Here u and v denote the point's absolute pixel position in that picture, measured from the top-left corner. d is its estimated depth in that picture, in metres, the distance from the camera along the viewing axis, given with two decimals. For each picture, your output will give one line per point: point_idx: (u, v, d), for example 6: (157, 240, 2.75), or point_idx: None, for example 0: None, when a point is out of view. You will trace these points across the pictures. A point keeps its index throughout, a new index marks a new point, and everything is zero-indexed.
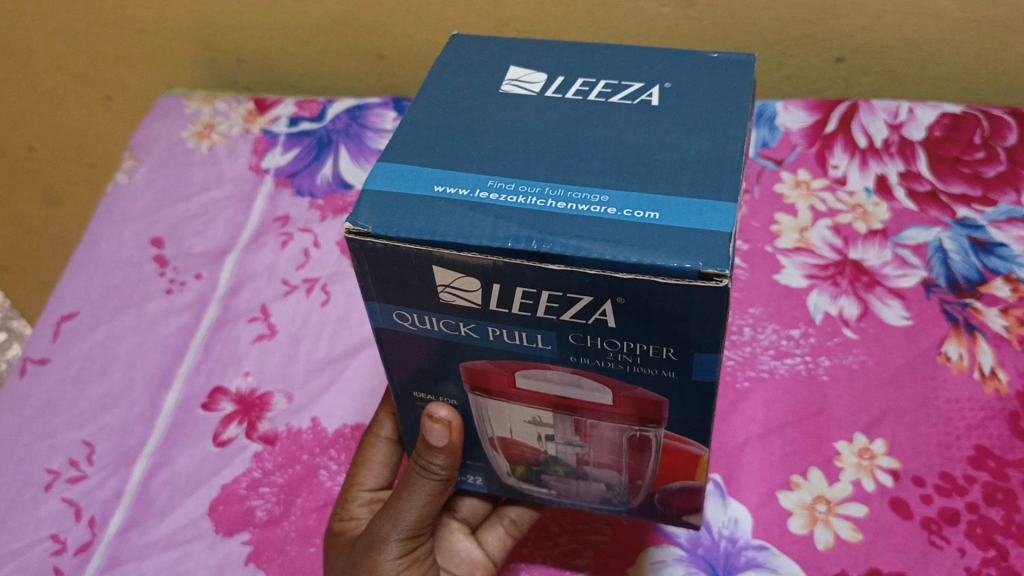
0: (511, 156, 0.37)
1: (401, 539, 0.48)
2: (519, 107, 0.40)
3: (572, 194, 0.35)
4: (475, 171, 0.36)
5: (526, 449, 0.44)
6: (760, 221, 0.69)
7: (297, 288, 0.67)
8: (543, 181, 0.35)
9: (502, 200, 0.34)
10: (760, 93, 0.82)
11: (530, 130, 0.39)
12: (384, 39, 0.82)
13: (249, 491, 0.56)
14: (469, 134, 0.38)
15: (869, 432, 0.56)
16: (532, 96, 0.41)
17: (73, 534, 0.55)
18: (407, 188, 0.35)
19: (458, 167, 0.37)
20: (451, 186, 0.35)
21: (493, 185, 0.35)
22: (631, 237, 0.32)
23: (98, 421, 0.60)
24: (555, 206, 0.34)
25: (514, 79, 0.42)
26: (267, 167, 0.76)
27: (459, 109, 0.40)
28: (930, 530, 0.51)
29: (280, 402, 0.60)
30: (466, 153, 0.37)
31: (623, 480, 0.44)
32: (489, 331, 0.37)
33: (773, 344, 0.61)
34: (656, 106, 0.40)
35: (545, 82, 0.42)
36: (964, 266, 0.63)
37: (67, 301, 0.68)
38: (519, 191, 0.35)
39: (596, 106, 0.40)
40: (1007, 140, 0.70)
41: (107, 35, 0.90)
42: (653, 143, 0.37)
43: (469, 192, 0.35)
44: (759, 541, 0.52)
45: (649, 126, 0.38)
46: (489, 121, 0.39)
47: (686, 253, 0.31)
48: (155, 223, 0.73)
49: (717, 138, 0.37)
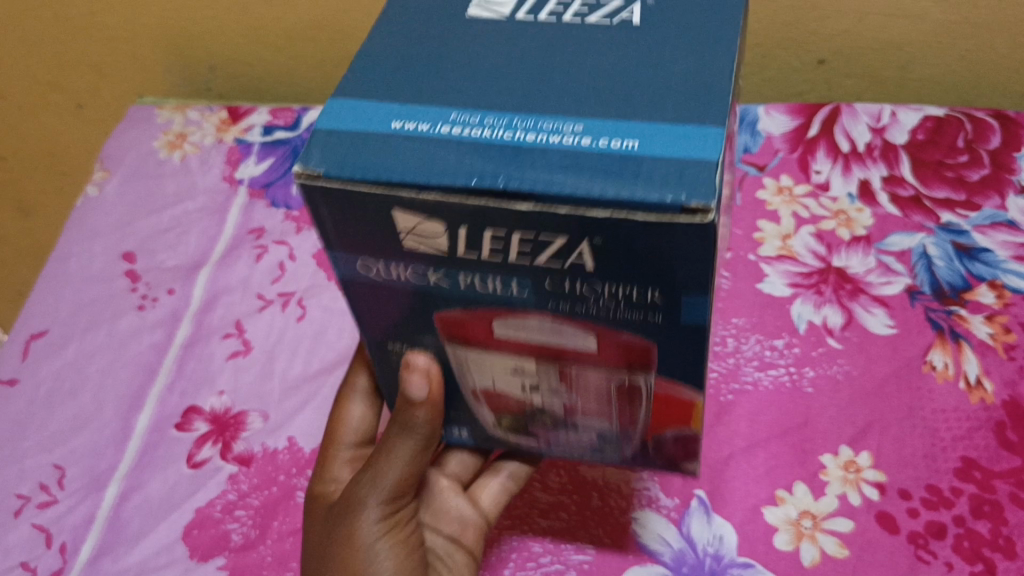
0: (479, 85, 0.34)
1: (380, 503, 0.45)
2: (490, 34, 0.37)
3: (543, 122, 0.32)
4: (439, 104, 0.34)
5: (512, 399, 0.43)
6: (742, 228, 0.68)
7: (272, 302, 0.65)
8: (512, 111, 0.33)
9: (466, 135, 0.32)
10: (743, 96, 0.81)
11: (501, 58, 0.36)
12: (359, 44, 0.81)
13: (223, 515, 0.54)
14: (433, 66, 0.36)
15: (854, 444, 0.55)
16: (502, 20, 0.38)
17: (44, 561, 0.54)
18: (362, 126, 0.33)
19: (419, 102, 0.34)
20: (411, 123, 0.33)
21: (457, 119, 0.33)
22: (607, 168, 0.30)
23: (69, 444, 0.59)
24: (524, 138, 0.32)
25: (482, 3, 0.39)
26: (241, 178, 0.75)
27: (426, 39, 0.37)
28: (917, 544, 0.50)
29: (256, 421, 0.59)
30: (429, 86, 0.35)
31: (614, 429, 0.43)
32: (461, 278, 0.35)
33: (756, 355, 0.60)
34: (638, 25, 0.37)
35: (516, 3, 0.39)
36: (948, 272, 0.63)
37: (36, 320, 0.66)
38: (485, 124, 0.32)
39: (574, 29, 0.37)
40: (990, 143, 0.69)
41: (74, 42, 0.88)
42: (635, 66, 0.34)
43: (429, 128, 0.33)
44: (744, 558, 0.51)
45: (630, 49, 0.35)
46: (462, 50, 0.37)
47: (665, 183, 0.29)
48: (126, 237, 0.72)
49: (703, 59, 0.34)
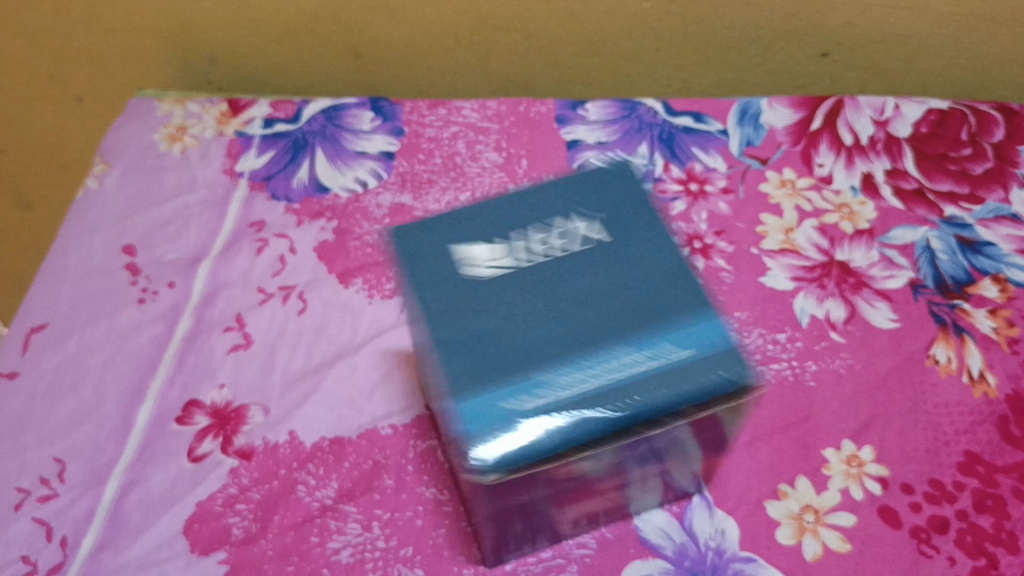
0: (528, 330, 0.42)
1: None
2: (505, 279, 0.45)
3: (612, 351, 0.42)
4: (530, 372, 0.41)
5: (573, 478, 0.44)
6: (745, 221, 0.67)
7: (272, 296, 0.65)
8: (581, 355, 0.42)
9: (568, 394, 0.40)
10: (745, 89, 0.81)
11: (531, 298, 0.44)
12: (360, 37, 0.81)
13: (225, 508, 0.54)
14: (482, 320, 0.43)
15: (857, 438, 0.55)
16: (505, 268, 0.45)
17: (44, 555, 0.53)
18: (493, 421, 0.39)
19: (514, 374, 0.41)
20: (523, 399, 0.40)
21: (549, 382, 0.41)
22: (678, 380, 0.41)
23: (69, 438, 0.59)
24: (610, 378, 0.41)
25: (476, 257, 0.46)
26: (242, 171, 0.75)
27: (448, 297, 0.44)
28: (920, 538, 0.50)
29: (256, 415, 0.59)
30: (499, 344, 0.42)
31: (649, 453, 0.46)
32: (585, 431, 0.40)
33: (759, 348, 0.60)
34: (594, 234, 0.47)
35: (502, 247, 0.46)
36: (951, 265, 0.62)
37: (36, 313, 0.66)
38: (571, 373, 0.41)
39: (561, 259, 0.46)
40: (993, 136, 0.70)
41: (74, 33, 0.87)
42: (622, 277, 0.44)
43: (544, 400, 0.40)
44: (746, 552, 0.51)
45: (611, 259, 0.45)
46: (485, 305, 0.44)
47: (723, 364, 0.41)
48: (127, 230, 0.71)
49: (653, 249, 0.46)
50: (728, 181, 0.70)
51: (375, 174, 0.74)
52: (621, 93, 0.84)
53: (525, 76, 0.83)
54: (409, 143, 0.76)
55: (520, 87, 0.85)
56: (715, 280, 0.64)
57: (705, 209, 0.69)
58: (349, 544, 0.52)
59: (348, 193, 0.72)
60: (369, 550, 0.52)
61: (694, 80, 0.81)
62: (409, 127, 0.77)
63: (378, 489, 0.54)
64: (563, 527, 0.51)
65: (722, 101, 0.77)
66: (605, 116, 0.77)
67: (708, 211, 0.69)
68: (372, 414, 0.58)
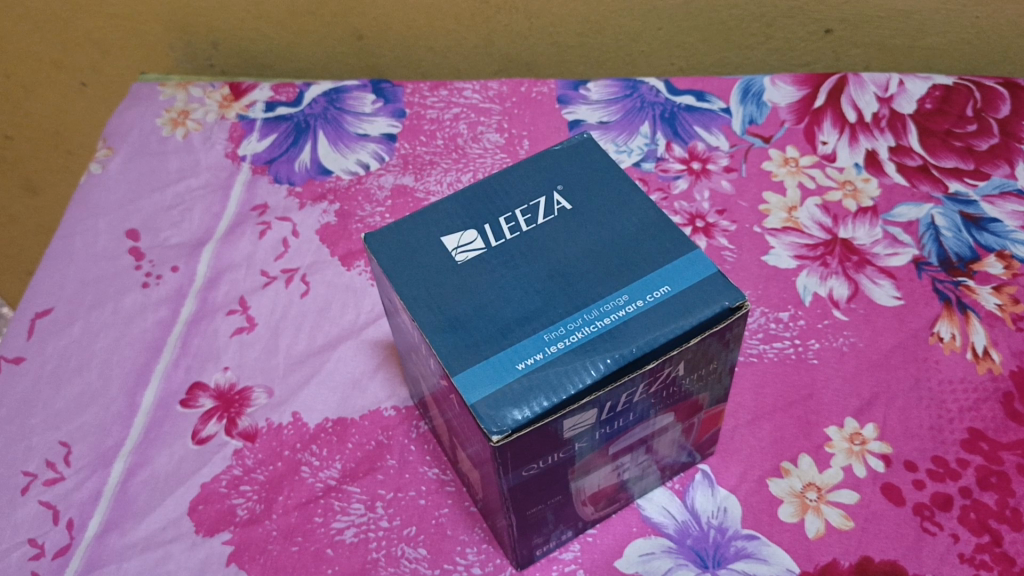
0: (517, 299, 0.43)
1: None
2: (492, 259, 0.45)
3: (601, 305, 0.42)
4: (525, 336, 0.41)
5: (582, 465, 0.45)
6: (747, 200, 0.67)
7: (276, 279, 0.66)
8: (573, 313, 0.42)
9: (568, 344, 0.41)
10: (750, 65, 0.81)
11: (520, 272, 0.44)
12: (362, 18, 0.80)
13: (229, 490, 0.54)
14: (471, 299, 0.43)
15: (860, 416, 0.55)
16: (488, 249, 0.45)
17: (51, 537, 0.53)
18: (498, 382, 0.39)
19: (510, 338, 0.41)
20: (524, 358, 0.40)
21: (550, 339, 0.41)
22: (671, 313, 0.41)
23: (76, 421, 0.59)
24: (604, 325, 0.41)
25: (457, 245, 0.46)
26: (244, 154, 0.75)
27: (436, 281, 0.44)
28: (923, 516, 0.50)
29: (261, 397, 0.59)
30: (489, 315, 0.42)
31: (651, 432, 0.47)
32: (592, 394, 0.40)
33: (761, 327, 0.60)
34: (570, 208, 0.47)
35: (480, 236, 0.46)
36: (955, 242, 0.62)
37: (42, 298, 0.66)
38: (570, 330, 0.41)
39: (541, 232, 0.46)
40: (1000, 111, 0.69)
41: (77, 18, 0.88)
42: (607, 241, 0.45)
43: (544, 354, 0.40)
44: (748, 530, 0.51)
45: (592, 228, 0.46)
46: (472, 285, 0.44)
47: (715, 297, 0.41)
48: (130, 215, 0.72)
49: (631, 212, 0.46)
50: (731, 160, 0.70)
51: (377, 156, 0.74)
52: (625, 72, 0.84)
53: (529, 56, 0.83)
54: (411, 125, 0.76)
55: (523, 68, 0.84)
56: (718, 260, 0.64)
57: (708, 188, 0.69)
58: (353, 524, 0.52)
59: (351, 175, 0.72)
60: (373, 530, 0.52)
61: (694, 60, 0.81)
62: (411, 108, 0.77)
63: (381, 469, 0.55)
64: (582, 510, 0.49)
65: (725, 79, 0.77)
66: (606, 96, 0.76)
67: (710, 189, 0.68)
68: (374, 395, 0.59)
